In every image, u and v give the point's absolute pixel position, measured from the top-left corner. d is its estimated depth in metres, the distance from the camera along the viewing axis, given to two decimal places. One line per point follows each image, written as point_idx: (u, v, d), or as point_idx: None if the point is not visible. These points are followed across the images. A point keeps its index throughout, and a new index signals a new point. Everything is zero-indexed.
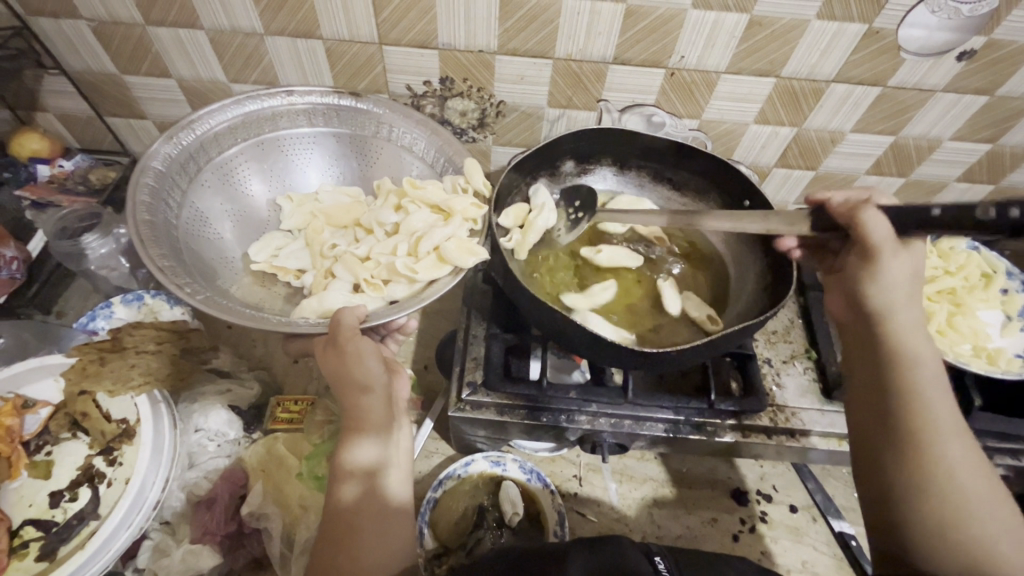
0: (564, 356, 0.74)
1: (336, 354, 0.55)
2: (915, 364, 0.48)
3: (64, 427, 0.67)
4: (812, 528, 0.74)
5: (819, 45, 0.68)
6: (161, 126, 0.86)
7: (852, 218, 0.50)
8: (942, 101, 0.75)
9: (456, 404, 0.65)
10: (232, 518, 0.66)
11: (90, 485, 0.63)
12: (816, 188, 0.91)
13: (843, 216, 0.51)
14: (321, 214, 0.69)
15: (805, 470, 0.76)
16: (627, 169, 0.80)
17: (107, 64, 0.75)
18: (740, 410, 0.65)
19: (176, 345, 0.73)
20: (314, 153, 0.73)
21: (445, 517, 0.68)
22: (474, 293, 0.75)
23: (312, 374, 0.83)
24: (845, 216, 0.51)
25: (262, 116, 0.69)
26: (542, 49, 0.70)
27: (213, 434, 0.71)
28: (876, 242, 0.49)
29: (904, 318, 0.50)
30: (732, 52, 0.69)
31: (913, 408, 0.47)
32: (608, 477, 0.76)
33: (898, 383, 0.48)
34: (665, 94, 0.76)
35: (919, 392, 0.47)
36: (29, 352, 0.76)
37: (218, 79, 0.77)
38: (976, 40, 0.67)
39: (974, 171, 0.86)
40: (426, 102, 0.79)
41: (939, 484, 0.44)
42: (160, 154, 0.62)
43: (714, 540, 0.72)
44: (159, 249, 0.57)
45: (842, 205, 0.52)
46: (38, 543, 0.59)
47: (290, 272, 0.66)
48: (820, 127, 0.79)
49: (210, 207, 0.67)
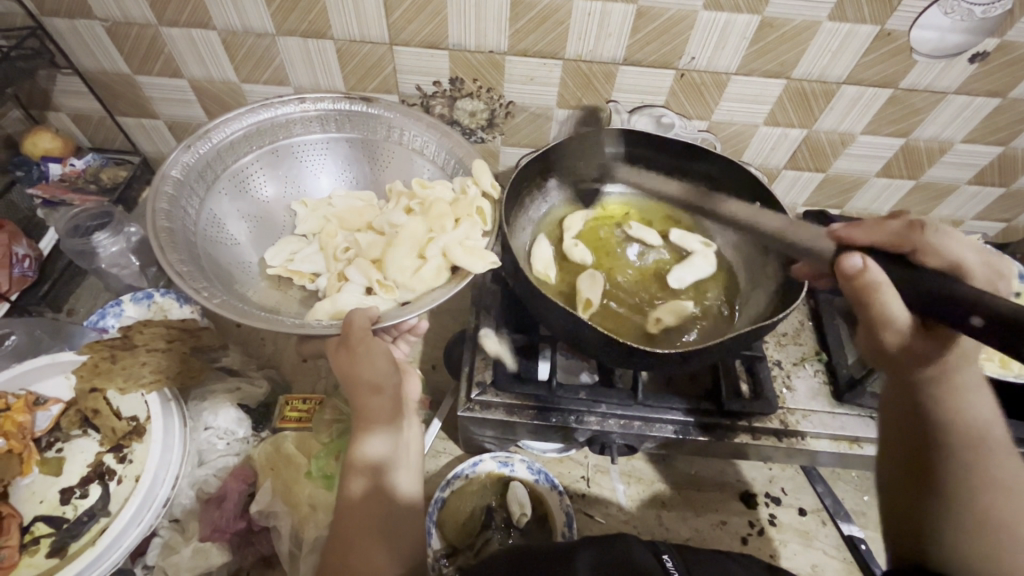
0: (572, 356, 0.74)
1: (346, 353, 0.55)
2: (979, 431, 0.49)
3: (75, 424, 0.67)
4: (821, 532, 0.73)
5: (831, 47, 0.68)
6: (172, 126, 0.87)
7: (866, 293, 0.49)
8: (954, 103, 0.74)
9: (465, 404, 0.65)
10: (241, 516, 0.67)
11: (101, 483, 0.63)
12: (826, 189, 0.91)
13: (862, 282, 0.49)
14: (334, 218, 0.70)
15: (814, 473, 0.76)
16: (636, 170, 0.80)
17: (119, 64, 0.76)
18: (749, 412, 0.64)
19: (186, 344, 0.74)
20: (327, 158, 0.73)
21: (452, 517, 0.69)
22: (483, 293, 0.75)
23: (321, 373, 0.83)
24: (865, 285, 0.49)
25: (276, 123, 0.70)
26: (552, 49, 0.70)
27: (222, 432, 0.71)
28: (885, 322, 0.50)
29: (970, 399, 0.51)
30: (742, 53, 0.69)
31: (968, 462, 0.48)
32: (615, 478, 0.76)
33: (958, 441, 0.49)
34: (674, 95, 0.76)
35: (980, 451, 0.48)
36: (41, 349, 0.76)
37: (230, 79, 0.77)
38: (988, 41, 0.66)
39: (986, 173, 0.85)
40: (435, 103, 0.79)
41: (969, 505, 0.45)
42: (178, 163, 0.63)
43: (723, 542, 0.72)
44: (178, 255, 0.58)
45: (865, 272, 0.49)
46: (49, 539, 0.60)
47: (305, 276, 0.66)
48: (830, 128, 0.79)
49: (227, 213, 0.67)
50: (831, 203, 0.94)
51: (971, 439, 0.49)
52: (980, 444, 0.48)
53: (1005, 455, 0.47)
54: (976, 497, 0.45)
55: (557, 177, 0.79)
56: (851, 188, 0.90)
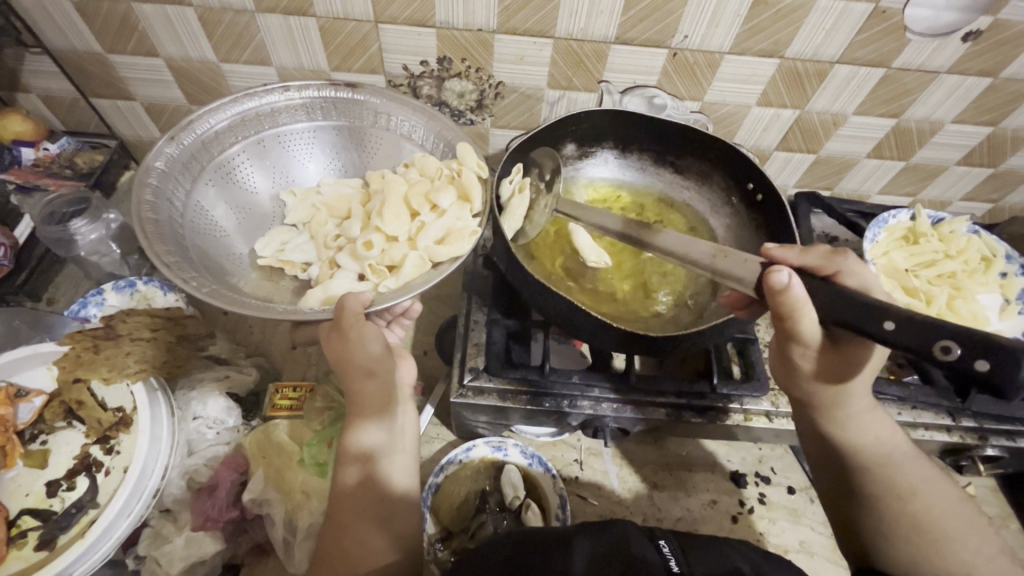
0: (564, 340, 0.76)
1: (339, 338, 0.54)
2: (867, 448, 0.53)
3: (59, 416, 0.65)
4: (809, 509, 0.74)
5: (825, 25, 0.67)
6: (150, 108, 0.84)
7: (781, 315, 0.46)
8: (946, 83, 0.74)
9: (459, 390, 0.65)
10: (233, 505, 0.66)
11: (89, 474, 0.62)
12: (815, 171, 0.90)
13: (780, 303, 0.45)
14: (323, 206, 0.68)
15: (803, 452, 0.77)
16: (629, 152, 0.79)
17: (91, 42, 0.73)
18: (738, 394, 0.65)
19: (171, 332, 0.72)
20: (314, 147, 0.71)
21: (446, 501, 0.68)
22: (474, 277, 0.74)
23: (311, 361, 0.82)
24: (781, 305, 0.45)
25: (262, 112, 0.67)
26: (542, 27, 0.69)
27: (212, 421, 0.70)
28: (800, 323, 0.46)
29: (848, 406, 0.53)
30: (735, 32, 0.68)
31: (882, 473, 0.52)
32: (608, 460, 0.77)
33: (855, 467, 0.53)
34: (667, 75, 0.75)
35: (880, 464, 0.52)
36: (20, 341, 0.75)
37: (208, 58, 0.75)
38: (982, 20, 0.66)
39: (975, 154, 0.85)
40: (423, 83, 0.77)
41: (901, 500, 0.50)
42: (162, 154, 0.61)
43: (714, 521, 0.73)
44: (165, 246, 0.56)
45: (778, 293, 0.45)
46: (37, 532, 0.59)
47: (297, 265, 0.66)
48: (822, 109, 0.78)
49: (214, 204, 0.65)
50: (821, 185, 0.94)
51: (881, 462, 0.52)
52: (883, 458, 0.52)
53: (905, 460, 0.52)
54: (906, 510, 0.50)
55: None
56: (840, 169, 0.90)
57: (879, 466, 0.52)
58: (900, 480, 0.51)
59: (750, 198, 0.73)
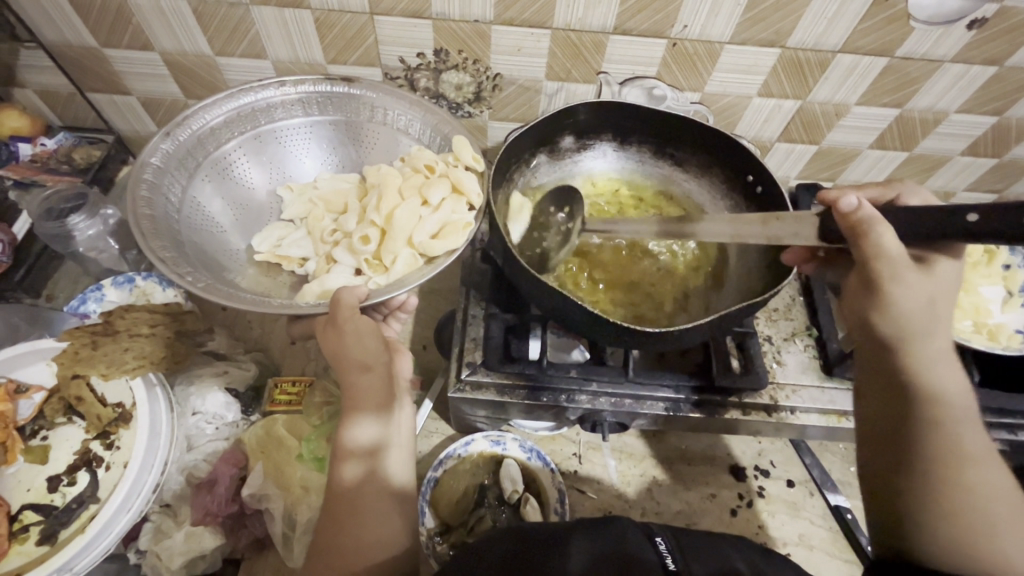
0: (563, 334, 0.74)
1: (334, 333, 0.54)
2: (936, 395, 0.47)
3: (59, 412, 0.66)
4: (808, 502, 0.74)
5: (827, 13, 0.66)
6: (146, 103, 0.83)
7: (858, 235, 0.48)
8: (950, 72, 0.73)
9: (456, 384, 0.65)
10: (233, 499, 0.66)
11: (89, 470, 0.63)
12: (817, 163, 0.90)
13: (850, 224, 0.48)
14: (320, 201, 0.68)
15: (802, 445, 0.77)
16: (628, 144, 0.78)
17: (85, 36, 0.72)
18: (740, 388, 0.65)
19: (170, 328, 0.72)
20: (310, 142, 0.71)
21: (445, 496, 0.68)
22: (472, 272, 0.74)
23: (310, 356, 0.82)
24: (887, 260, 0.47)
25: (257, 107, 0.67)
26: (540, 18, 0.68)
27: (211, 417, 0.71)
28: (880, 264, 0.47)
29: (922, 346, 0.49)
30: (735, 22, 0.67)
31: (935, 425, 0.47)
32: (607, 454, 0.77)
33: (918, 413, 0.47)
34: (666, 66, 0.74)
35: (939, 418, 0.47)
36: (20, 337, 0.75)
37: (203, 52, 0.74)
38: (987, 7, 0.64)
39: (980, 144, 0.84)
40: (419, 75, 0.77)
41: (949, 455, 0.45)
42: (158, 150, 0.61)
43: (713, 515, 0.73)
44: (161, 241, 0.56)
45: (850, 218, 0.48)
46: (39, 527, 0.59)
47: (294, 261, 0.65)
48: (824, 99, 0.77)
49: (210, 200, 0.65)
50: (823, 177, 0.93)
51: (945, 411, 0.47)
52: (953, 411, 0.47)
53: (967, 421, 0.47)
54: (962, 471, 0.45)
55: (547, 151, 0.77)
56: (842, 161, 0.89)
57: (939, 415, 0.47)
58: (959, 440, 0.46)
59: (750, 191, 0.72)
